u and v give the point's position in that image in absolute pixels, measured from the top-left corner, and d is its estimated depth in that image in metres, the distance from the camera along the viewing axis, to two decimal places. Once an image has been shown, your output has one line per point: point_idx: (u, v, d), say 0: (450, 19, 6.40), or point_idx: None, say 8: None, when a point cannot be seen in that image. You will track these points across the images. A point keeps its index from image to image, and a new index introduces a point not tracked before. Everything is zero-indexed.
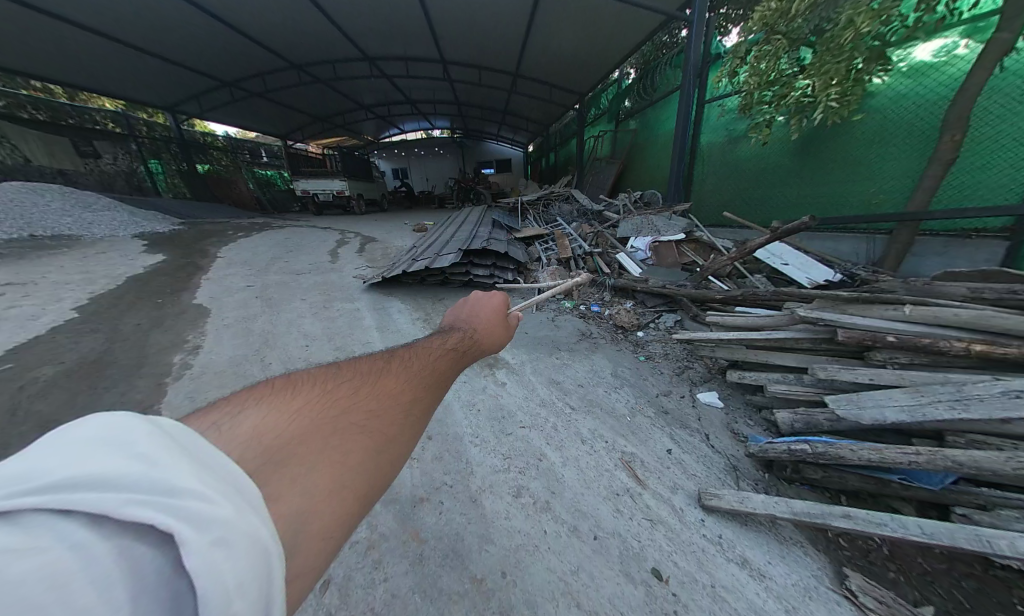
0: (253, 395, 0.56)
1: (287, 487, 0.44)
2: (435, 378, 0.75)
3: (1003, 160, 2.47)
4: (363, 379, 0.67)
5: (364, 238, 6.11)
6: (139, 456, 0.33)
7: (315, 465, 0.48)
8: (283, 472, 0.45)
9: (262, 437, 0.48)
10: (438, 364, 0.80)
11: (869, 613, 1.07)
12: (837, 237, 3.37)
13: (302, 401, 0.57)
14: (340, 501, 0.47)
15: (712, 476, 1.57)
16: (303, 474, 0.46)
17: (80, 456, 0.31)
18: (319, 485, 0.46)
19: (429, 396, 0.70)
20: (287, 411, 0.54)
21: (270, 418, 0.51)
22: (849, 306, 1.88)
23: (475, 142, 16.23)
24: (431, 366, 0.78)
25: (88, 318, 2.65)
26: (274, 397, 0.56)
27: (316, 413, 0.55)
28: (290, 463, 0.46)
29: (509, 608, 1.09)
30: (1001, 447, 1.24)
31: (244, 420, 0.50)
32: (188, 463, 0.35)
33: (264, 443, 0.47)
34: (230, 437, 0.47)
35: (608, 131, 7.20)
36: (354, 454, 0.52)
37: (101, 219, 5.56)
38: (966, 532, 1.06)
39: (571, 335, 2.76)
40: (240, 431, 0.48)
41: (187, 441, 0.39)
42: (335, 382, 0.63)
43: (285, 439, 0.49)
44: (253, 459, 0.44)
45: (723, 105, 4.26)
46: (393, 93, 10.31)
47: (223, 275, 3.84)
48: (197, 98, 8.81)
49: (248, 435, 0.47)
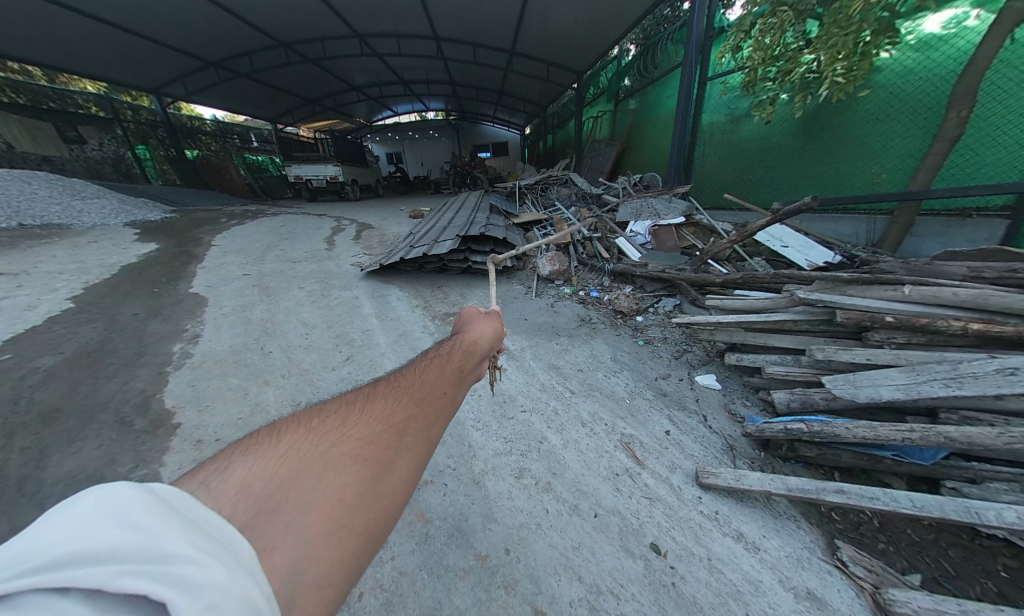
0: (245, 445, 0.56)
1: (282, 535, 0.43)
2: (431, 388, 0.71)
3: (1007, 136, 2.43)
4: (352, 409, 0.65)
5: (360, 225, 6.03)
6: (133, 525, 0.33)
7: (309, 508, 0.46)
8: (275, 522, 0.44)
9: (252, 489, 0.47)
10: (432, 374, 0.77)
11: (859, 581, 1.12)
12: (837, 218, 3.34)
13: (289, 444, 0.56)
14: (339, 543, 0.45)
15: (709, 455, 1.60)
16: (297, 519, 0.45)
17: (78, 526, 0.31)
18: (314, 528, 0.44)
19: (427, 408, 0.67)
20: (276, 458, 0.53)
21: (260, 469, 0.50)
22: (848, 288, 1.88)
23: (471, 125, 15.82)
24: (426, 378, 0.75)
25: (84, 308, 2.63)
26: (262, 446, 0.56)
27: (304, 454, 0.54)
28: (282, 510, 0.46)
29: (513, 582, 1.13)
30: (992, 423, 1.27)
31: (231, 474, 0.49)
32: (181, 530, 0.34)
33: (253, 496, 0.47)
34: (221, 492, 0.46)
35: (607, 111, 7.02)
36: (349, 488, 0.50)
37: (91, 207, 5.45)
38: (954, 504, 1.10)
39: (571, 321, 2.77)
40: (227, 486, 0.47)
41: (180, 504, 0.39)
42: (324, 417, 0.62)
43: (274, 487, 0.48)
44: (243, 513, 0.44)
45: (725, 82, 4.14)
46: (385, 73, 9.97)
47: (218, 264, 3.80)
48: (181, 80, 8.49)
49: (237, 489, 0.47)
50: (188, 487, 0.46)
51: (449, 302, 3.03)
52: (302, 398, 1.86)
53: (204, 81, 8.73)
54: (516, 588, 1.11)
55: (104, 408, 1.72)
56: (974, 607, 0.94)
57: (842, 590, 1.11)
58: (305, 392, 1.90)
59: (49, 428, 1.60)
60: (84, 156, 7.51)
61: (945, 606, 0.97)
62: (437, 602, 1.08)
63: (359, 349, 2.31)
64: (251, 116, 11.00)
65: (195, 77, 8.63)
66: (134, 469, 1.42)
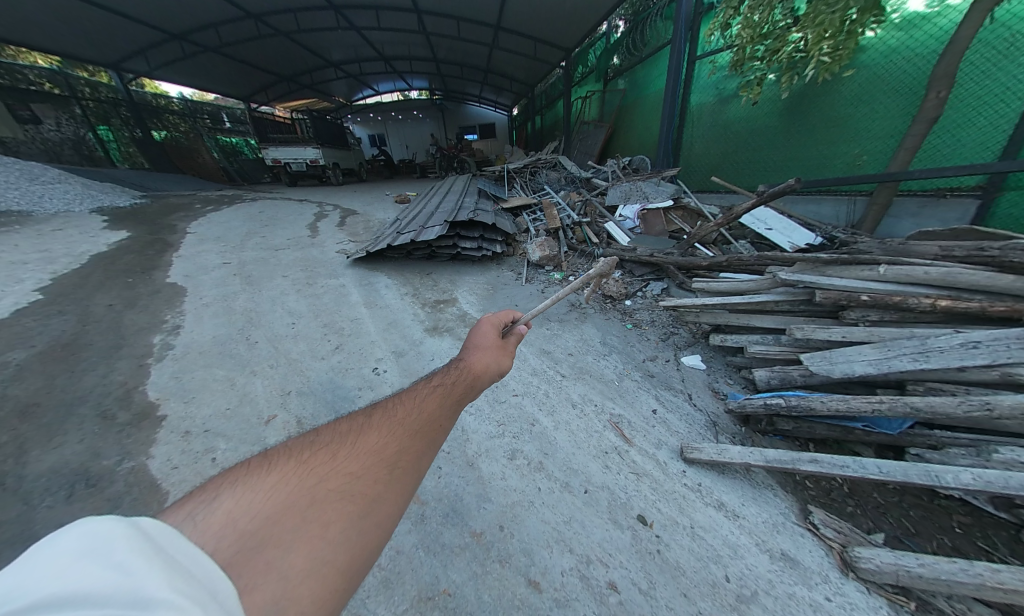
0: (232, 476, 0.53)
1: (262, 574, 0.41)
2: (426, 421, 0.70)
3: (982, 117, 2.48)
4: (343, 440, 0.63)
5: (344, 211, 5.85)
6: (116, 567, 0.31)
7: (295, 544, 0.45)
8: (259, 558, 0.43)
9: (238, 522, 0.46)
10: (428, 405, 0.74)
11: (828, 542, 1.20)
12: (819, 200, 3.41)
13: (277, 475, 0.54)
14: (321, 582, 0.44)
15: (693, 431, 1.67)
16: (281, 556, 0.43)
17: (64, 565, 0.30)
18: (298, 565, 0.43)
19: (421, 442, 0.65)
20: (265, 488, 0.51)
21: (247, 500, 0.48)
22: (828, 268, 1.94)
23: (456, 105, 15.30)
24: (422, 409, 0.73)
25: (54, 299, 2.51)
26: (248, 477, 0.53)
27: (292, 487, 0.52)
28: (265, 546, 0.44)
29: (508, 556, 1.17)
30: (954, 392, 1.35)
31: (218, 505, 0.47)
32: (163, 571, 0.33)
33: (237, 531, 0.45)
34: (204, 525, 0.44)
35: (596, 91, 6.88)
36: (335, 524, 0.49)
37: (52, 192, 5.14)
38: (916, 469, 1.17)
39: (561, 306, 2.79)
40: (213, 518, 0.45)
41: (165, 541, 0.38)
42: (317, 447, 0.60)
43: (260, 522, 0.47)
44: (227, 548, 0.42)
45: (714, 61, 4.07)
46: (364, 48, 9.48)
47: (196, 252, 3.65)
48: (143, 54, 7.90)
49: (223, 522, 0.45)
50: (172, 518, 0.44)
51: (439, 289, 3.00)
52: (292, 388, 1.84)
53: (167, 56, 8.14)
54: (510, 561, 1.16)
55: (85, 401, 1.68)
56: (930, 560, 1.03)
57: (812, 550, 1.19)
58: (295, 381, 1.88)
59: (27, 423, 1.55)
60: (41, 137, 7.01)
61: (904, 561, 1.05)
62: (434, 577, 1.11)
63: (348, 337, 2.29)
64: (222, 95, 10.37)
65: (158, 52, 8.04)
66: (121, 461, 1.40)
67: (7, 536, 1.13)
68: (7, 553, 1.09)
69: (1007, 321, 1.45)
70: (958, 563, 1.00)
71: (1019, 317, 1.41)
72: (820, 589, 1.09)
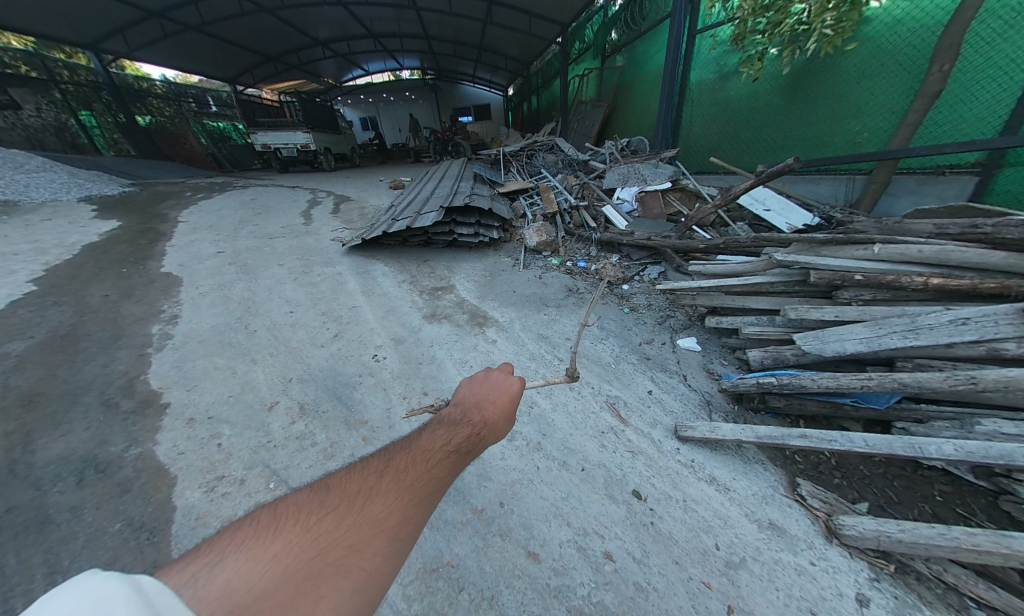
0: (232, 539, 0.49)
1: None
2: (433, 481, 0.65)
3: (986, 91, 2.43)
4: (349, 497, 0.59)
5: (337, 198, 5.76)
6: None
7: None
8: None
9: (234, 593, 0.42)
10: (438, 464, 0.69)
11: (815, 512, 1.26)
12: (817, 180, 3.37)
13: (277, 540, 0.50)
14: None
15: (687, 410, 1.71)
16: None
17: (65, 612, 0.29)
18: None
19: (426, 505, 0.61)
20: (265, 554, 0.47)
21: (245, 569, 0.45)
22: (824, 249, 1.95)
23: (449, 85, 14.87)
24: (432, 469, 0.67)
25: (49, 290, 2.49)
26: (250, 541, 0.50)
27: (291, 557, 0.48)
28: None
29: (508, 530, 1.22)
30: (942, 367, 1.39)
31: (216, 573, 0.44)
32: None
33: (232, 600, 0.41)
34: (195, 591, 0.40)
35: (593, 69, 6.69)
36: (325, 602, 0.45)
37: (37, 181, 5.02)
38: (901, 441, 1.21)
39: (559, 292, 2.79)
40: (213, 585, 0.42)
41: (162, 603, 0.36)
42: (319, 509, 0.56)
43: (255, 595, 0.43)
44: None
45: (715, 35, 3.93)
46: (352, 25, 9.07)
47: (189, 241, 3.61)
48: (121, 34, 7.56)
49: (220, 590, 0.41)
50: (175, 581, 0.41)
51: (436, 277, 2.99)
52: (293, 374, 1.87)
53: (147, 35, 7.79)
54: (511, 535, 1.21)
55: (87, 391, 1.69)
56: (911, 526, 1.08)
57: (799, 519, 1.24)
58: (295, 369, 1.91)
59: (32, 412, 1.57)
60: (22, 123, 6.64)
61: (886, 527, 1.11)
62: (438, 551, 1.16)
63: (348, 325, 2.30)
64: (207, 77, 9.99)
65: (136, 31, 7.70)
66: (128, 448, 1.43)
67: (21, 520, 1.17)
68: (24, 535, 1.13)
69: (995, 298, 1.47)
70: (937, 528, 1.05)
71: (1008, 293, 1.42)
72: (804, 555, 1.14)
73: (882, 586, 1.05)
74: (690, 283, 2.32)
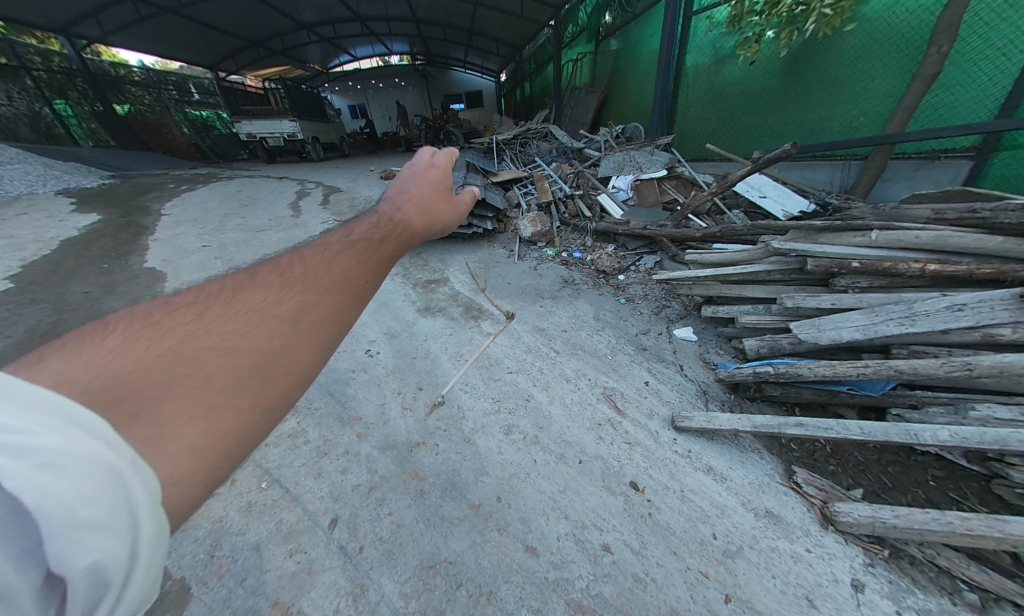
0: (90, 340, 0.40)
1: (124, 411, 0.31)
2: (350, 264, 0.53)
3: (983, 73, 2.39)
4: (238, 289, 0.47)
5: (327, 189, 5.62)
6: None
7: (172, 387, 0.34)
8: (119, 403, 0.32)
9: (86, 373, 0.34)
10: (350, 252, 0.55)
11: (810, 499, 1.26)
12: (813, 166, 3.34)
13: (141, 334, 0.40)
14: (222, 414, 0.35)
15: (684, 400, 1.71)
16: (158, 397, 0.33)
17: None
18: (180, 400, 0.34)
19: (343, 284, 0.50)
20: (126, 344, 0.38)
21: (101, 356, 0.36)
22: (821, 236, 1.93)
23: (440, 71, 14.48)
24: (345, 259, 0.54)
25: (26, 287, 2.41)
26: (107, 340, 0.40)
27: (160, 343, 0.38)
28: (130, 390, 0.33)
29: (506, 524, 1.21)
30: (937, 354, 1.39)
31: (56, 365, 0.35)
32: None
33: (84, 379, 0.33)
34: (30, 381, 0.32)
35: (587, 53, 6.53)
36: (224, 367, 0.38)
37: (11, 174, 4.83)
38: (897, 428, 1.21)
39: (554, 283, 2.75)
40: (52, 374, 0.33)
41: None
42: (197, 305, 0.45)
43: (122, 371, 0.35)
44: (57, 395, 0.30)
45: (711, 16, 3.83)
46: (338, 8, 8.73)
47: (173, 235, 3.50)
48: (94, 17, 7.21)
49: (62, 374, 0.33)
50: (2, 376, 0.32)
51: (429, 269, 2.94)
52: None
53: (122, 19, 7.43)
54: (508, 529, 1.20)
55: None
56: (905, 512, 1.09)
57: (795, 507, 1.25)
58: None
59: None
60: None
61: (881, 514, 1.11)
62: (435, 547, 1.15)
63: None
64: (187, 63, 9.61)
65: (110, 14, 7.34)
66: None
67: None
68: None
69: (991, 283, 1.47)
70: (931, 514, 1.06)
71: (1004, 278, 1.42)
72: (800, 542, 1.15)
73: (876, 572, 1.06)
74: (686, 273, 2.30)
